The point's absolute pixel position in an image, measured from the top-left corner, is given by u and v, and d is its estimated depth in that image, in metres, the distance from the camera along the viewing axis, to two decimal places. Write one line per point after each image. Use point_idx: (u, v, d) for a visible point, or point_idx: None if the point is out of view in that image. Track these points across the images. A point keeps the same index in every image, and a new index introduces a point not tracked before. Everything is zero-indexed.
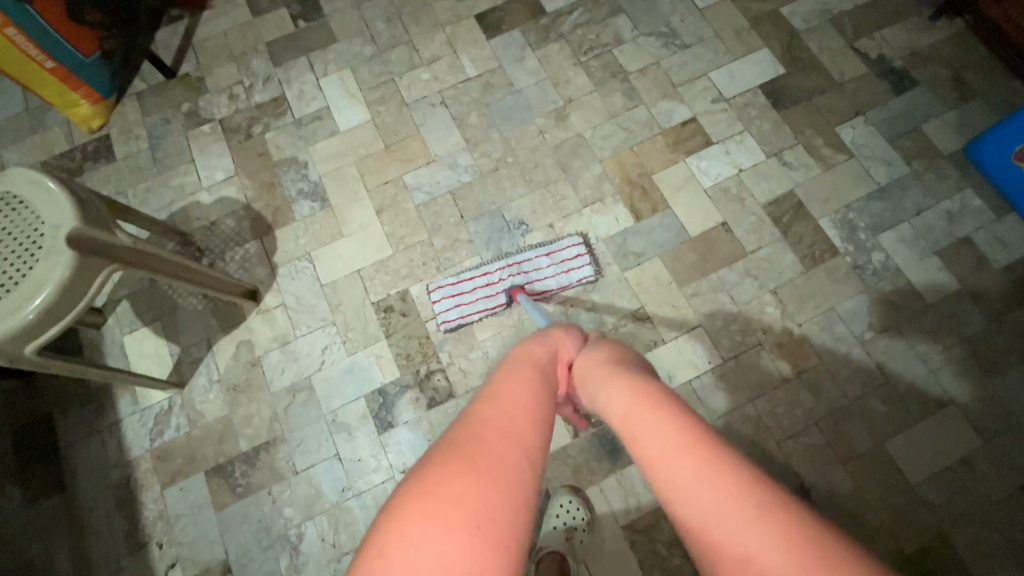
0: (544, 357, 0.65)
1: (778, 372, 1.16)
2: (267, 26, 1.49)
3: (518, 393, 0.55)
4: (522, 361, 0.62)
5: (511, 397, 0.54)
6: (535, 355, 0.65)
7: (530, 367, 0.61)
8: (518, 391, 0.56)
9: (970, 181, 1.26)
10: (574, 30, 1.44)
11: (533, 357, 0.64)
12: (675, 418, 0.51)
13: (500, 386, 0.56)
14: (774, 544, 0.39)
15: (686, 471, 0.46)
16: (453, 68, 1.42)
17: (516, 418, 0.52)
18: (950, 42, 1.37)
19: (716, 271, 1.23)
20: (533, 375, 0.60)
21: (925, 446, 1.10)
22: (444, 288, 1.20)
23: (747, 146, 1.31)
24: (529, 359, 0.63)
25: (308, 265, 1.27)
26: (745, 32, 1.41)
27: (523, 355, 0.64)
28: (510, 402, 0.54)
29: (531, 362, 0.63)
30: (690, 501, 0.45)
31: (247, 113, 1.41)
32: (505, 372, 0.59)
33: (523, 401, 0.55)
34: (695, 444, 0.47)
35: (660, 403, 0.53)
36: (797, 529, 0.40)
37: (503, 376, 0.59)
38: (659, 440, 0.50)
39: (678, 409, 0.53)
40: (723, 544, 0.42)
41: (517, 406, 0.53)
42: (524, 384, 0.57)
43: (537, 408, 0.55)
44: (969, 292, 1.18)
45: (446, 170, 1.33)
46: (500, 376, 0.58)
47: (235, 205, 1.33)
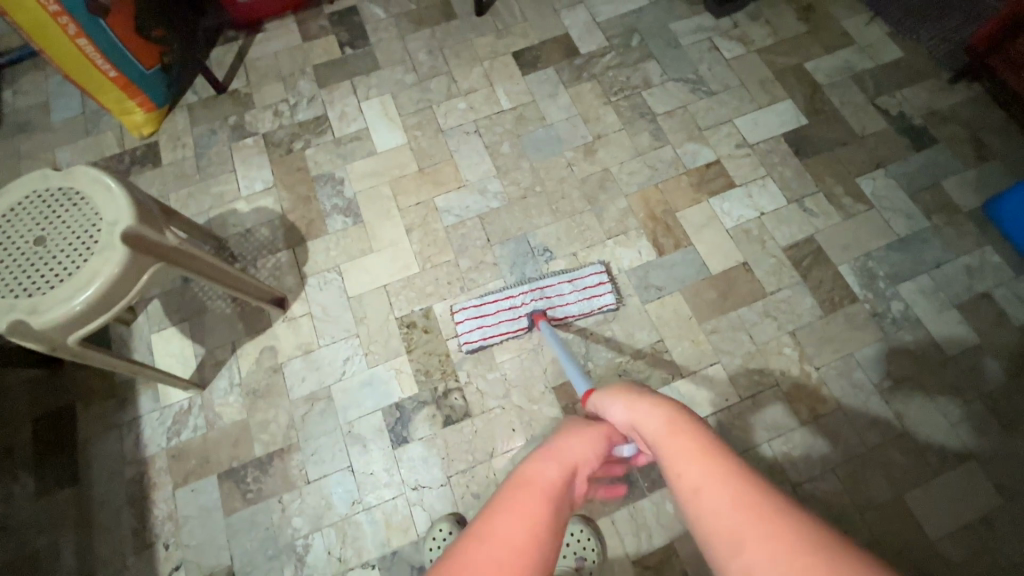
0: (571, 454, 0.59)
1: (795, 415, 1.15)
2: (316, 50, 1.58)
3: (515, 520, 0.46)
4: (532, 478, 0.52)
5: (513, 530, 0.45)
6: (548, 472, 0.53)
7: (541, 481, 0.52)
8: (522, 521, 0.46)
9: (988, 238, 1.28)
10: (605, 71, 1.51)
11: (544, 466, 0.54)
12: (691, 435, 0.52)
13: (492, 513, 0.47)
14: (760, 530, 0.41)
15: (691, 477, 0.48)
16: (489, 100, 1.49)
17: (535, 499, 0.49)
18: (969, 103, 1.42)
19: (735, 310, 1.24)
20: (545, 495, 0.50)
21: (944, 501, 1.08)
22: (467, 309, 1.23)
23: (769, 191, 1.35)
24: (538, 473, 0.53)
25: (336, 277, 1.30)
26: (769, 83, 1.48)
27: (537, 458, 0.56)
28: (508, 543, 0.44)
29: (531, 475, 0.52)
30: (689, 502, 0.47)
31: (290, 129, 1.48)
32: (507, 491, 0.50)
33: (524, 542, 0.45)
34: (710, 451, 0.49)
35: (677, 425, 0.55)
36: (776, 513, 0.42)
37: (502, 501, 0.48)
38: (666, 445, 0.53)
39: (684, 420, 0.55)
40: (720, 531, 0.43)
41: (535, 487, 0.51)
42: (530, 512, 0.47)
43: (547, 542, 0.46)
44: (987, 347, 1.19)
45: (476, 196, 1.38)
46: (501, 499, 0.48)
47: (271, 215, 1.38)
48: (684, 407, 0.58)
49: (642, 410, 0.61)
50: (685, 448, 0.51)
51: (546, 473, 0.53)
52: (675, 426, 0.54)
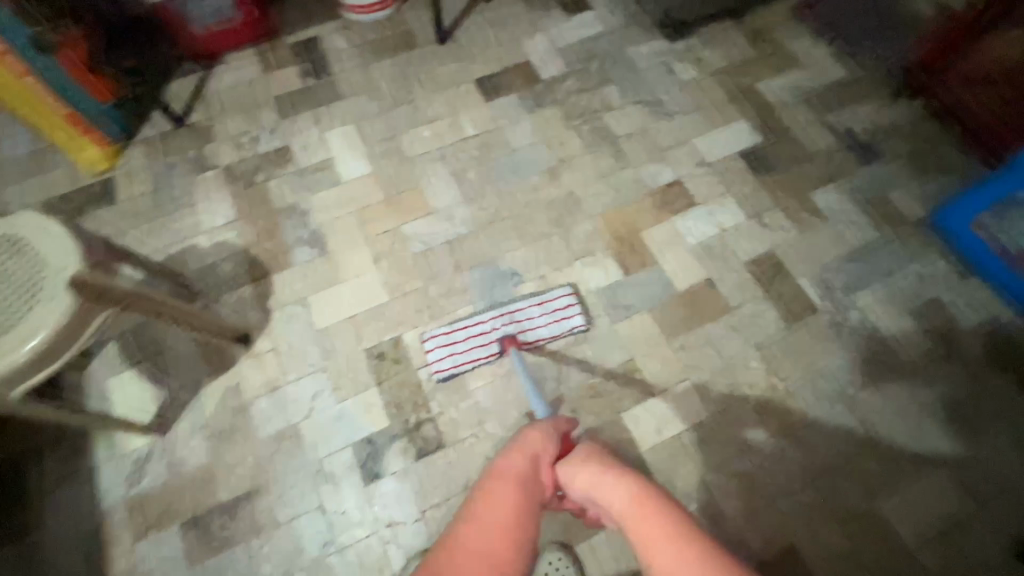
0: (539, 444, 0.69)
1: (765, 428, 1.17)
2: (278, 81, 1.57)
3: (496, 511, 0.57)
4: (504, 469, 0.63)
5: (492, 519, 0.56)
6: (517, 462, 0.65)
7: (511, 472, 0.63)
8: (498, 508, 0.58)
9: (935, 246, 1.34)
10: (567, 96, 1.54)
11: (513, 459, 0.65)
12: (659, 513, 0.55)
13: (480, 503, 0.58)
14: None
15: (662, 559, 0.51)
16: (453, 127, 1.50)
17: (506, 491, 0.60)
18: (910, 118, 1.50)
19: (702, 325, 1.27)
20: (514, 484, 0.61)
21: (909, 505, 1.11)
22: (437, 337, 1.22)
23: (729, 208, 1.39)
24: (510, 465, 0.64)
25: (303, 311, 1.28)
26: (724, 104, 1.53)
27: (509, 453, 0.67)
28: (493, 528, 0.56)
29: (502, 467, 0.64)
30: None
31: (252, 161, 1.46)
32: (487, 481, 0.62)
33: (504, 527, 0.56)
34: (680, 538, 0.52)
35: (644, 499, 0.58)
36: None
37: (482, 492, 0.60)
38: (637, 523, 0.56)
39: (649, 495, 0.58)
40: None
41: (505, 475, 0.62)
42: (505, 502, 0.59)
43: (522, 519, 0.58)
44: (942, 350, 1.24)
45: (443, 222, 1.38)
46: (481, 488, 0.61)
47: (234, 249, 1.35)
48: (650, 483, 0.61)
49: (608, 481, 0.63)
50: (654, 527, 0.54)
51: (519, 463, 0.65)
52: (643, 504, 0.57)
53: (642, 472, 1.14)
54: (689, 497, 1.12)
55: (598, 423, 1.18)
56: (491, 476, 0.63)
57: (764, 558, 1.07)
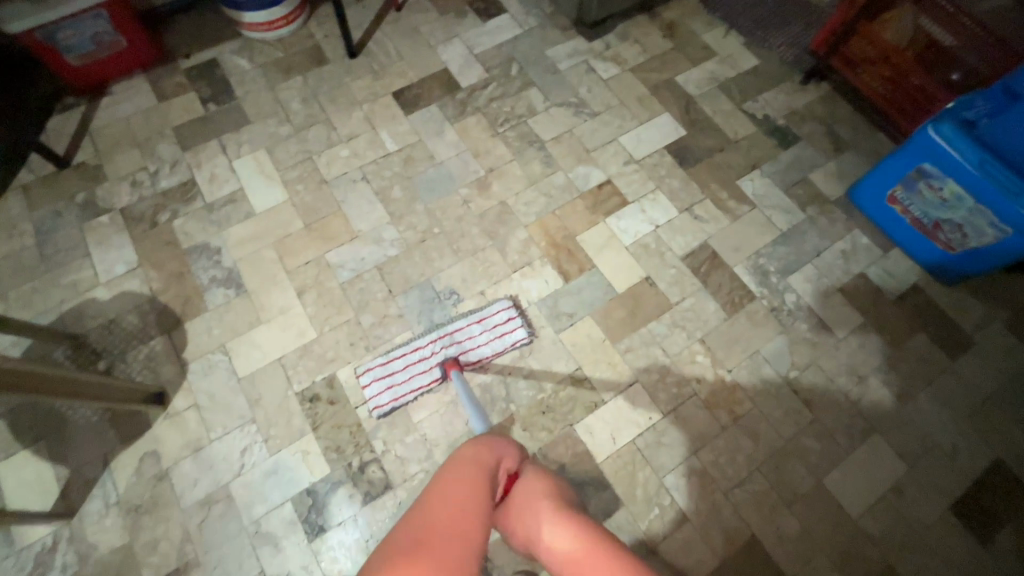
0: (501, 454, 0.68)
1: (717, 421, 1.17)
2: (175, 109, 1.45)
3: (461, 484, 0.55)
4: (467, 459, 0.62)
5: (460, 488, 0.55)
6: (485, 453, 0.64)
7: (476, 461, 0.61)
8: (463, 483, 0.56)
9: (855, 222, 1.39)
10: (489, 103, 1.50)
11: (478, 451, 0.65)
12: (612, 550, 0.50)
13: (448, 476, 0.57)
14: None
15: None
16: (373, 143, 1.43)
17: (471, 472, 0.59)
18: (820, 101, 1.55)
19: (646, 325, 1.25)
20: (479, 469, 0.60)
21: (859, 479, 1.13)
22: (373, 370, 1.14)
23: (661, 203, 1.39)
24: (475, 454, 0.63)
25: (223, 358, 1.17)
26: (646, 99, 1.53)
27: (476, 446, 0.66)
28: (464, 491, 0.54)
29: (469, 452, 0.64)
30: None
31: (152, 200, 1.33)
32: (445, 466, 0.59)
33: (473, 497, 0.54)
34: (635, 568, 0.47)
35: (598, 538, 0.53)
36: None
37: (443, 475, 0.58)
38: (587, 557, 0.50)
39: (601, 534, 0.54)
40: None
41: (471, 461, 0.61)
42: (471, 479, 0.57)
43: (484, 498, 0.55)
44: (872, 323, 1.27)
45: (371, 246, 1.30)
46: (440, 471, 0.58)
47: (139, 298, 1.22)
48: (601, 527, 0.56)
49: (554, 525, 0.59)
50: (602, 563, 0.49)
51: (484, 456, 0.64)
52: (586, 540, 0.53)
53: (601, 484, 1.10)
54: (649, 503, 1.09)
55: (551, 439, 1.14)
56: (452, 463, 0.61)
57: (728, 555, 1.06)
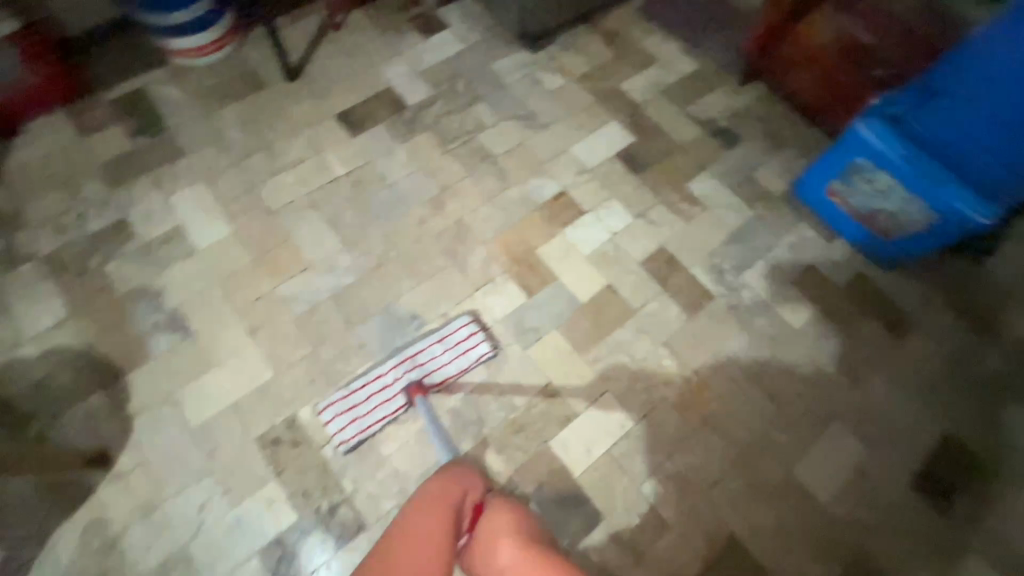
0: (469, 488, 0.77)
1: (688, 423, 1.18)
2: (100, 145, 1.35)
3: (423, 528, 0.67)
4: (431, 497, 0.72)
5: (422, 532, 0.67)
6: (449, 490, 0.74)
7: (436, 499, 0.72)
8: (425, 524, 0.68)
9: (800, 216, 1.44)
10: (437, 120, 1.48)
11: (445, 488, 0.75)
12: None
13: (414, 520, 0.68)
14: None
15: None
16: (320, 168, 1.38)
17: (435, 514, 0.70)
18: (758, 100, 1.61)
19: (611, 333, 1.25)
20: (441, 509, 0.71)
21: (826, 465, 1.17)
22: (335, 404, 1.11)
23: (616, 210, 1.40)
24: (439, 492, 0.74)
25: (171, 409, 1.10)
26: (594, 108, 1.55)
27: (444, 482, 0.76)
28: (424, 535, 0.67)
29: (435, 491, 0.74)
30: None
31: (80, 244, 1.24)
32: (413, 507, 0.71)
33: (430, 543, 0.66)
34: None
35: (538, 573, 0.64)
36: None
37: (409, 516, 0.69)
38: None
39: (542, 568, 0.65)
40: None
41: (437, 501, 0.72)
42: (432, 521, 0.69)
43: (442, 538, 0.67)
44: (825, 312, 1.32)
45: (326, 275, 1.25)
46: (408, 512, 0.70)
47: (72, 353, 1.13)
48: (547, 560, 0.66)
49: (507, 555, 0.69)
50: None
51: (448, 491, 0.75)
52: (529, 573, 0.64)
53: (580, 499, 1.10)
54: (630, 512, 1.09)
55: (527, 458, 1.12)
56: (417, 502, 0.72)
57: (709, 556, 1.07)
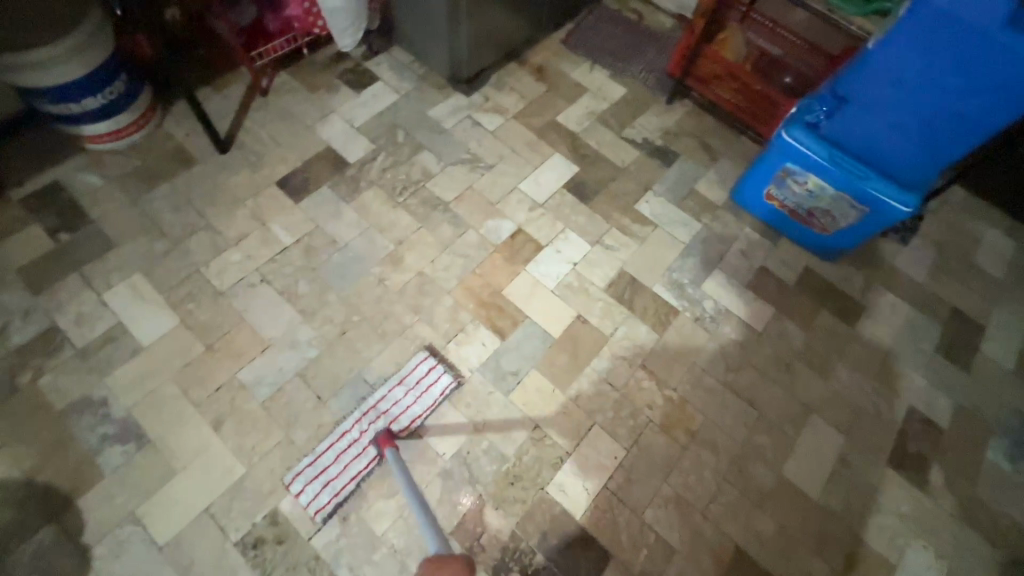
0: None
1: (677, 443, 1.19)
2: (15, 249, 1.24)
3: None
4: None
5: None
6: None
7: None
8: None
9: (744, 221, 1.52)
10: (382, 174, 1.46)
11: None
12: None
13: None
14: None
15: None
16: (266, 240, 1.32)
17: None
18: (688, 116, 1.69)
19: (589, 364, 1.26)
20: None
21: (811, 461, 1.21)
22: (304, 473, 1.06)
23: (573, 240, 1.42)
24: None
25: (135, 529, 1.00)
26: (535, 143, 1.58)
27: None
28: None
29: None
30: None
31: (4, 362, 1.12)
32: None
33: None
34: None
35: None
36: None
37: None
38: None
39: None
40: None
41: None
42: None
43: None
44: (783, 311, 1.39)
45: (288, 352, 1.19)
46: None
47: (8, 486, 1.01)
48: None
49: None
50: None
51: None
52: None
53: (586, 539, 1.08)
54: (637, 544, 1.09)
55: (526, 509, 1.09)
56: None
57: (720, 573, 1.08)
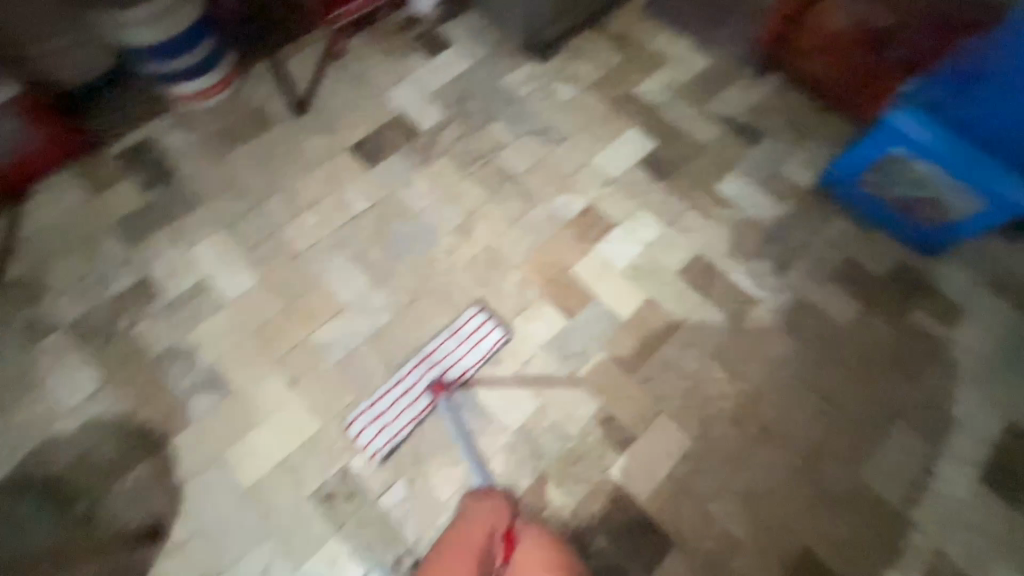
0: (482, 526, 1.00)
1: (747, 437, 1.15)
2: (112, 202, 1.31)
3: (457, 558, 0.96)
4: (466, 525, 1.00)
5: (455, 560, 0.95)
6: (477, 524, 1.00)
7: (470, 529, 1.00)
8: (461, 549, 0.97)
9: (833, 208, 1.41)
10: (453, 143, 1.44)
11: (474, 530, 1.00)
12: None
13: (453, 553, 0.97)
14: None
15: None
16: (340, 206, 1.34)
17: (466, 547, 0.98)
18: (777, 92, 1.57)
19: (658, 349, 1.22)
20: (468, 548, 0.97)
21: (892, 467, 1.14)
22: (362, 417, 1.10)
23: (646, 220, 1.37)
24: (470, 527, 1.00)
25: (220, 473, 1.07)
26: (611, 116, 1.51)
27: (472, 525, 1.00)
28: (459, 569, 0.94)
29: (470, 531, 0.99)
30: None
31: (105, 309, 1.20)
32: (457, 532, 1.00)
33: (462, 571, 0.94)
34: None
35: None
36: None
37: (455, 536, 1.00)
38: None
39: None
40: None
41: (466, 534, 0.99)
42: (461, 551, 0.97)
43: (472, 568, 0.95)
44: (872, 307, 1.29)
45: (360, 316, 1.22)
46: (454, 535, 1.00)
47: (110, 423, 1.10)
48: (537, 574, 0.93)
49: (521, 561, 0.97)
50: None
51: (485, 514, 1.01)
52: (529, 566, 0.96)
53: (648, 524, 1.07)
54: (700, 535, 1.07)
55: (588, 489, 1.09)
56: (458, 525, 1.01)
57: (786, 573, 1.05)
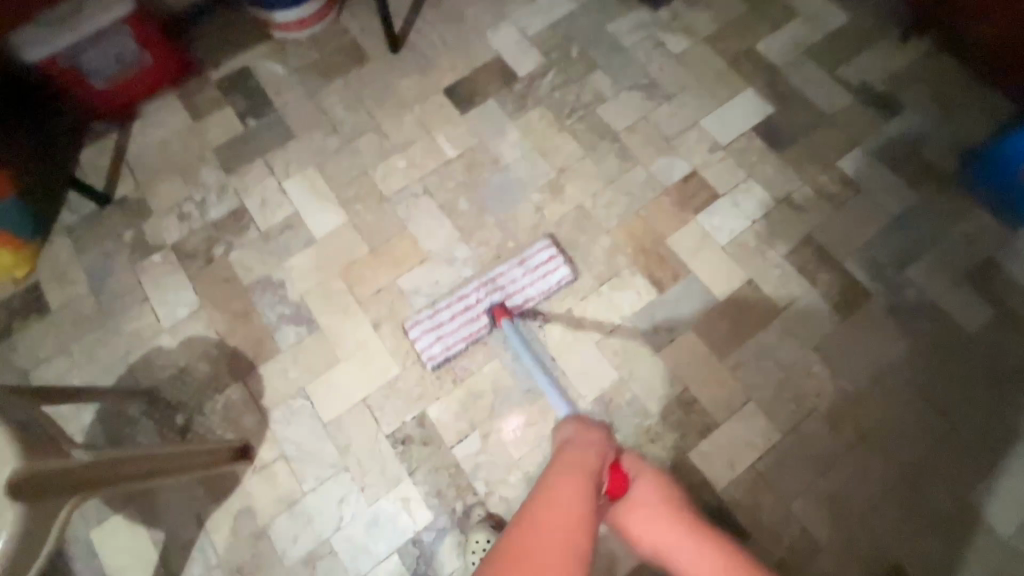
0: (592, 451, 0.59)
1: (842, 440, 1.07)
2: (212, 129, 1.33)
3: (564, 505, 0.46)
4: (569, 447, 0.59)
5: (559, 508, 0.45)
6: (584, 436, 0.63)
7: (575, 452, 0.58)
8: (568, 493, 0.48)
9: (976, 201, 1.23)
10: (551, 93, 1.35)
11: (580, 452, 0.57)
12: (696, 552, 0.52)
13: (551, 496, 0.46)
14: None
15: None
16: (430, 151, 1.30)
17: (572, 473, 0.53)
18: (924, 60, 1.36)
19: (753, 335, 1.14)
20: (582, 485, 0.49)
21: (1007, 495, 1.03)
22: (421, 323, 1.12)
23: (755, 194, 1.25)
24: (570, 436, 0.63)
25: (305, 403, 1.10)
26: (726, 74, 1.37)
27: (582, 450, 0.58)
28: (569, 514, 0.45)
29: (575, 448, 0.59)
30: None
31: (203, 233, 1.23)
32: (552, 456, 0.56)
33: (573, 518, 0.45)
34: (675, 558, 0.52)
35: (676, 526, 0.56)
36: None
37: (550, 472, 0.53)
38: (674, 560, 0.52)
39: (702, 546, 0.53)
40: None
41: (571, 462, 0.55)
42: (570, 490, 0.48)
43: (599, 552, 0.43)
44: (1008, 317, 1.14)
45: (445, 266, 1.20)
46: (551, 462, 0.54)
47: (206, 344, 1.15)
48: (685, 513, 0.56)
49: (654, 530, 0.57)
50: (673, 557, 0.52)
51: (590, 440, 0.61)
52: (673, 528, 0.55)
53: (723, 513, 1.03)
54: (779, 532, 1.02)
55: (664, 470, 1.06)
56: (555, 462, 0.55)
57: None
